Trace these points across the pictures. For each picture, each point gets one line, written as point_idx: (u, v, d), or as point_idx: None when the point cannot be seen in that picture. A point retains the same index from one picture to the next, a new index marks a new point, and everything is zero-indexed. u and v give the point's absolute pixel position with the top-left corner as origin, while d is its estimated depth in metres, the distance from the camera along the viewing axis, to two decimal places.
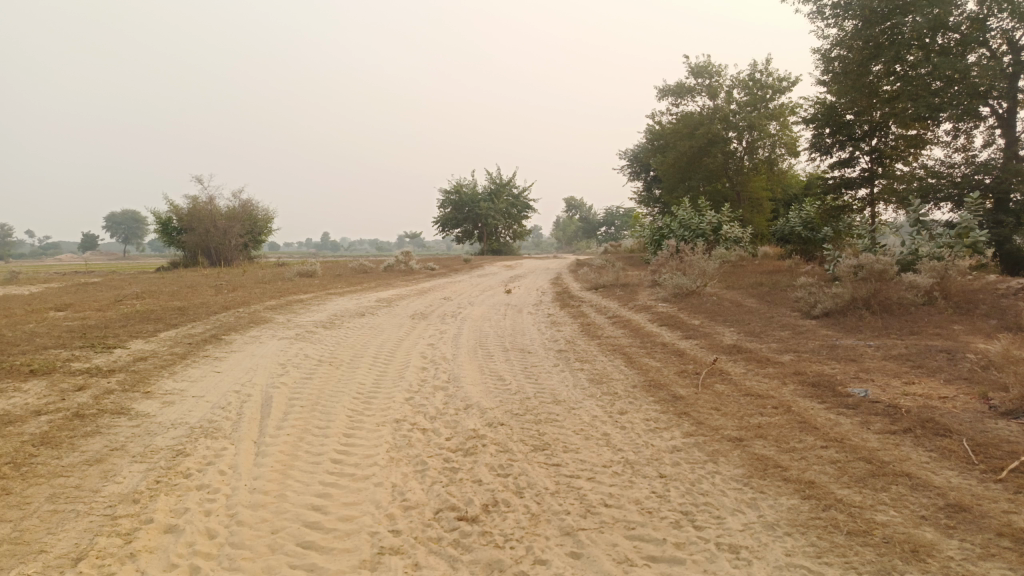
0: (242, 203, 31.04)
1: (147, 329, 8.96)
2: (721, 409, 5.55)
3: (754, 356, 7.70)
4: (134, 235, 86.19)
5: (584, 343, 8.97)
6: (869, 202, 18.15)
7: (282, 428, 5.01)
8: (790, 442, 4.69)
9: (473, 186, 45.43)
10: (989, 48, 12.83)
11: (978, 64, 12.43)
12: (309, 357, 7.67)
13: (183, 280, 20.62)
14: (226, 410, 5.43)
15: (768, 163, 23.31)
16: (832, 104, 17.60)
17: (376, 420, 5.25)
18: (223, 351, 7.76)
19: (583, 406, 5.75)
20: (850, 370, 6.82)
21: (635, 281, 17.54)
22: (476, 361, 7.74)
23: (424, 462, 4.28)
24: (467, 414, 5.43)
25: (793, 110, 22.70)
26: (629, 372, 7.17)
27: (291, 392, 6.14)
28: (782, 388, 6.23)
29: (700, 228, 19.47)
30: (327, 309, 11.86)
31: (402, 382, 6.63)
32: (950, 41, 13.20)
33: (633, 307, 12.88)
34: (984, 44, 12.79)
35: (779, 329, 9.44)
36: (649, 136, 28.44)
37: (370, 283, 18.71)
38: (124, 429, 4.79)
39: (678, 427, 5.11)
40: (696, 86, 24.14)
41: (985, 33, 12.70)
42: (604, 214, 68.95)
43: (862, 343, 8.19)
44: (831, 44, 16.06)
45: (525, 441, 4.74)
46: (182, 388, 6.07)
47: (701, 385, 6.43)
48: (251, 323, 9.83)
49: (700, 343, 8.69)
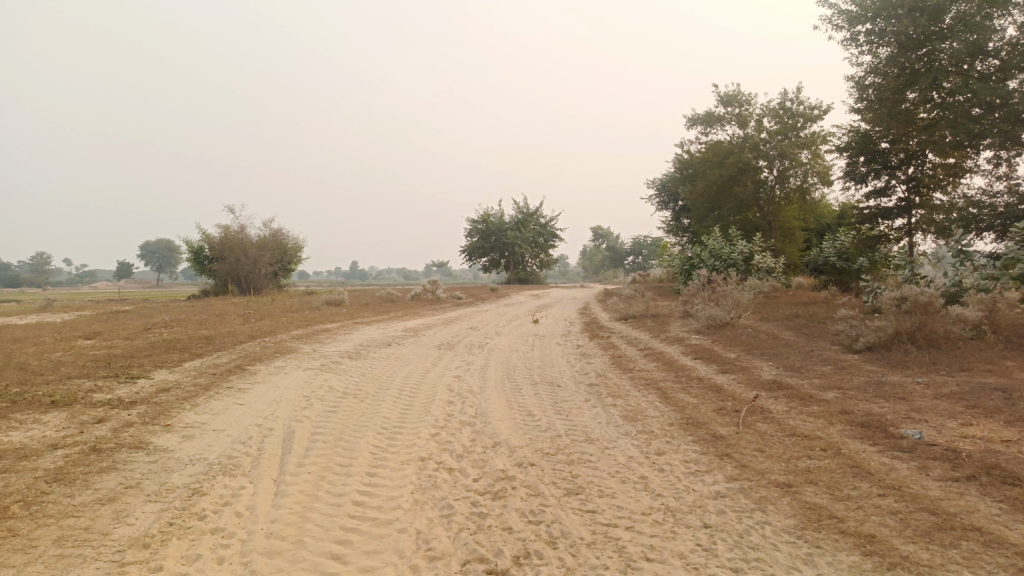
0: (272, 232, 31.36)
1: (172, 359, 8.87)
2: (765, 452, 5.23)
3: (795, 393, 7.35)
4: (168, 264, 87.79)
5: (616, 377, 8.68)
6: (906, 232, 17.69)
7: (304, 465, 4.80)
8: (843, 489, 4.36)
9: (500, 215, 45.51)
10: None
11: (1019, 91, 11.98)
12: (334, 389, 7.48)
13: (213, 309, 20.74)
14: (246, 446, 5.24)
15: (801, 192, 22.92)
16: (866, 132, 17.23)
17: (401, 458, 5.01)
18: (247, 382, 7.61)
19: (618, 445, 5.46)
20: (900, 409, 6.45)
21: (665, 312, 17.19)
22: (504, 394, 7.49)
23: (450, 506, 4.02)
24: (496, 453, 5.17)
25: (825, 139, 22.34)
26: (664, 408, 6.86)
27: (314, 425, 5.94)
28: (828, 428, 5.89)
29: (731, 258, 19.13)
30: (353, 339, 11.72)
31: (428, 416, 6.39)
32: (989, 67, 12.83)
33: (664, 339, 12.55)
34: None
35: (820, 364, 9.06)
36: (678, 165, 28.20)
37: (397, 311, 18.62)
38: (141, 465, 4.62)
39: (721, 471, 4.81)
40: (725, 115, 23.94)
41: None
42: (631, 243, 68.62)
43: (910, 380, 7.80)
44: (865, 72, 15.79)
45: (558, 484, 4.47)
46: (203, 421, 5.90)
47: (742, 424, 6.12)
48: (276, 353, 9.70)
49: (737, 378, 8.36)
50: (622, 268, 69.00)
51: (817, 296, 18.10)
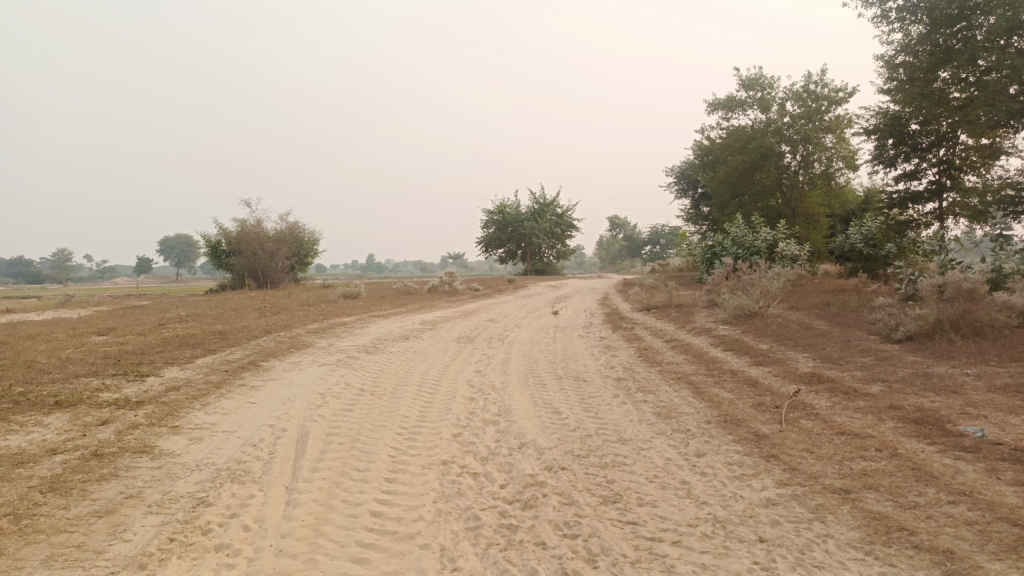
0: (289, 225, 31.21)
1: (184, 355, 8.60)
2: (815, 453, 4.83)
3: (837, 386, 6.92)
4: (186, 257, 88.40)
5: (644, 371, 8.31)
6: (937, 216, 17.05)
7: (318, 470, 4.47)
8: (907, 495, 3.97)
9: (516, 205, 45.08)
10: None
11: None
12: (350, 386, 7.14)
13: (229, 302, 20.60)
14: (257, 449, 4.91)
15: (825, 177, 22.27)
16: (895, 114, 16.60)
17: (422, 461, 4.66)
18: (260, 379, 7.31)
19: (653, 446, 5.08)
20: (954, 404, 6.01)
21: (689, 302, 16.73)
22: (528, 390, 7.13)
23: (476, 517, 3.67)
24: (524, 456, 4.81)
25: (851, 122, 21.68)
26: (699, 405, 6.46)
27: (330, 426, 5.61)
28: (879, 425, 5.48)
29: (754, 246, 18.58)
30: (370, 333, 11.40)
31: (449, 415, 6.04)
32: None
33: (691, 330, 12.11)
34: None
35: (859, 355, 8.61)
36: (698, 153, 27.58)
37: (414, 304, 18.30)
38: (144, 472, 4.32)
39: (768, 474, 4.44)
40: (747, 99, 23.32)
41: None
42: (649, 232, 67.98)
43: (959, 372, 7.35)
44: (895, 50, 15.19)
45: (592, 491, 4.10)
46: (213, 422, 5.60)
47: (785, 421, 5.71)
48: (291, 348, 9.40)
49: (773, 371, 7.93)
50: (639, 258, 68.39)
51: (846, 285, 17.51)
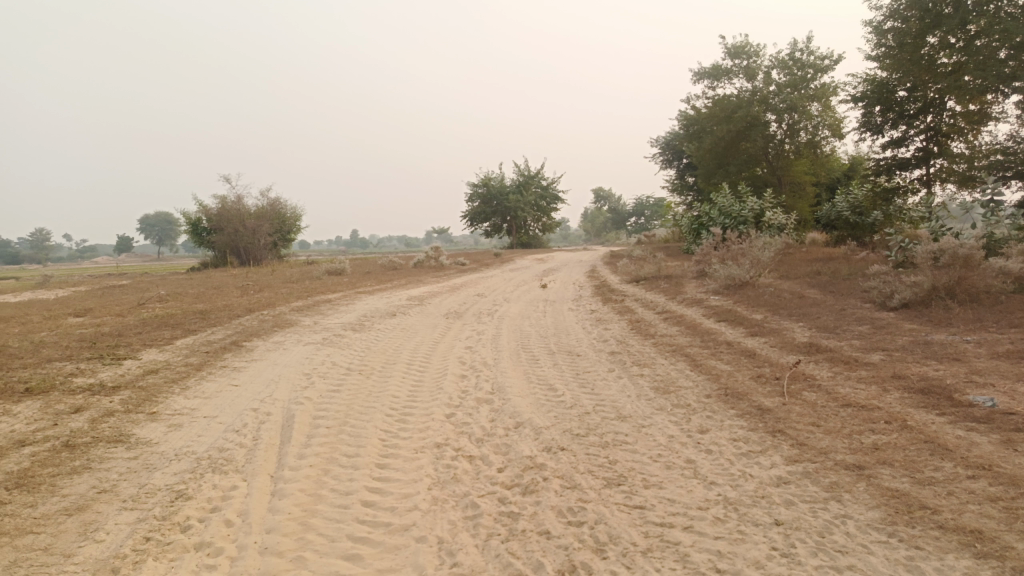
0: (270, 201, 30.63)
1: (163, 336, 8.28)
2: (822, 427, 4.66)
3: (837, 356, 6.76)
4: (167, 236, 87.12)
5: (638, 344, 8.12)
6: (925, 182, 16.86)
7: (305, 457, 4.24)
8: (923, 470, 3.80)
9: (501, 178, 44.58)
10: None
11: None
12: (337, 365, 6.89)
13: (211, 281, 20.17)
14: (240, 435, 4.67)
15: (811, 146, 22.04)
16: (882, 80, 16.33)
17: (415, 445, 4.44)
18: (242, 361, 7.03)
19: (654, 423, 4.88)
20: (959, 372, 5.86)
21: (678, 273, 16.54)
22: (520, 366, 6.91)
23: (474, 505, 3.46)
24: (521, 436, 4.60)
25: (837, 90, 21.44)
26: (697, 378, 6.28)
27: (316, 408, 5.36)
28: (884, 396, 5.32)
29: (742, 215, 18.37)
30: (355, 309, 11.13)
31: (441, 394, 5.80)
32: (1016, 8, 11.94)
33: (682, 301, 11.94)
34: None
35: (856, 324, 8.46)
36: (683, 122, 27.24)
37: (399, 279, 17.99)
38: (118, 463, 4.06)
39: (777, 450, 4.26)
40: (733, 68, 22.97)
41: None
42: (634, 204, 67.80)
43: (959, 339, 7.21)
44: (883, 15, 14.94)
45: (595, 473, 3.89)
46: (193, 407, 5.33)
47: (787, 394, 5.54)
48: (274, 326, 9.11)
49: (770, 342, 7.76)
50: (625, 230, 68.29)
51: (834, 253, 17.39)
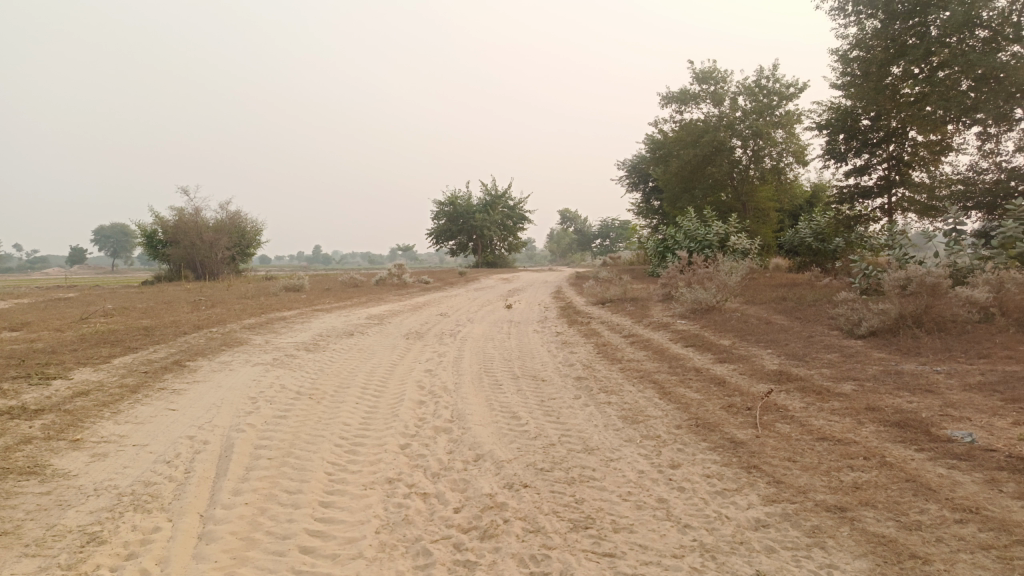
0: (230, 214, 29.87)
1: (100, 354, 7.73)
2: (799, 463, 4.41)
3: (808, 386, 6.57)
4: (123, 248, 84.81)
5: (604, 369, 7.85)
6: (886, 211, 16.99)
7: (240, 494, 3.84)
8: (909, 513, 3.56)
9: (467, 197, 44.36)
10: None
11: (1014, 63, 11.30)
12: (286, 389, 6.47)
13: (163, 295, 19.42)
14: (170, 467, 4.24)
15: (775, 173, 22.24)
16: (846, 109, 16.51)
17: (364, 480, 4.07)
18: (184, 382, 6.56)
19: (623, 457, 4.58)
20: (933, 405, 5.69)
21: (644, 296, 16.39)
22: (482, 392, 6.57)
23: (427, 553, 3.12)
24: (480, 471, 4.25)
25: (801, 118, 21.74)
26: (667, 407, 6.02)
27: (259, 436, 4.95)
28: (860, 429, 5.11)
29: (707, 238, 18.33)
30: (311, 328, 10.68)
31: (396, 422, 5.43)
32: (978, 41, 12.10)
33: (649, 325, 11.74)
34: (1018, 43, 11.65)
35: (824, 352, 8.31)
36: (650, 146, 27.35)
37: (360, 297, 17.53)
38: (26, 500, 3.61)
39: (753, 489, 3.99)
40: (701, 93, 23.13)
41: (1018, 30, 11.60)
42: (599, 226, 68.16)
43: (928, 369, 7.10)
44: (849, 45, 15.11)
45: (559, 513, 3.57)
46: (123, 434, 4.88)
47: (760, 425, 5.30)
48: (223, 345, 8.63)
49: (739, 369, 7.56)
50: (589, 252, 68.55)
51: (798, 278, 17.41)
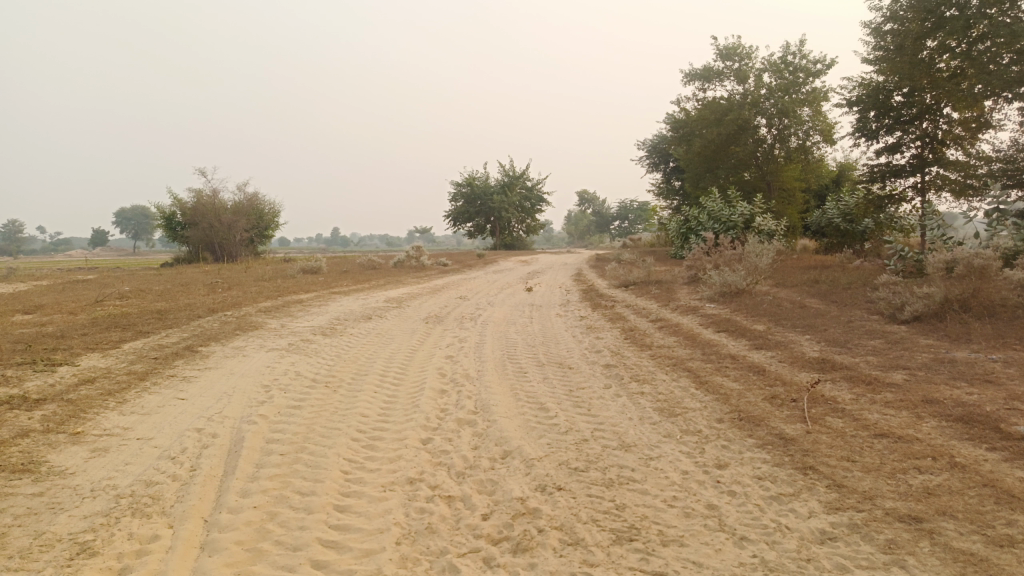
0: (248, 196, 29.70)
1: (110, 339, 7.46)
2: (858, 464, 4.01)
3: (856, 375, 6.13)
4: (144, 230, 85.25)
5: (634, 355, 7.47)
6: (918, 191, 16.23)
7: (249, 497, 3.52)
8: (996, 524, 3.15)
9: (485, 178, 43.83)
10: None
11: None
12: (301, 376, 6.14)
13: (180, 278, 19.29)
14: (174, 464, 3.93)
15: (802, 152, 21.53)
16: (878, 84, 15.81)
17: (383, 480, 3.73)
18: (194, 369, 6.26)
19: (664, 454, 4.21)
20: (995, 397, 5.23)
21: (669, 278, 15.90)
22: (507, 381, 6.20)
23: (453, 570, 2.77)
24: (509, 470, 3.90)
25: (828, 95, 21.01)
26: (705, 398, 5.63)
27: (271, 429, 4.63)
28: (920, 425, 4.68)
29: (731, 220, 17.77)
30: (328, 311, 10.38)
31: (416, 414, 5.07)
32: None
33: (676, 308, 11.31)
34: None
35: (867, 338, 7.85)
36: (671, 125, 26.65)
37: (377, 280, 17.21)
38: (16, 502, 3.31)
39: (811, 493, 3.61)
40: (725, 70, 22.42)
41: None
42: (618, 208, 67.43)
43: (982, 357, 6.62)
44: (884, 17, 14.41)
45: (599, 522, 3.20)
46: (127, 426, 4.58)
47: (810, 420, 4.89)
48: (237, 330, 8.33)
49: (778, 357, 7.13)
50: (608, 234, 67.90)
51: (828, 261, 16.78)
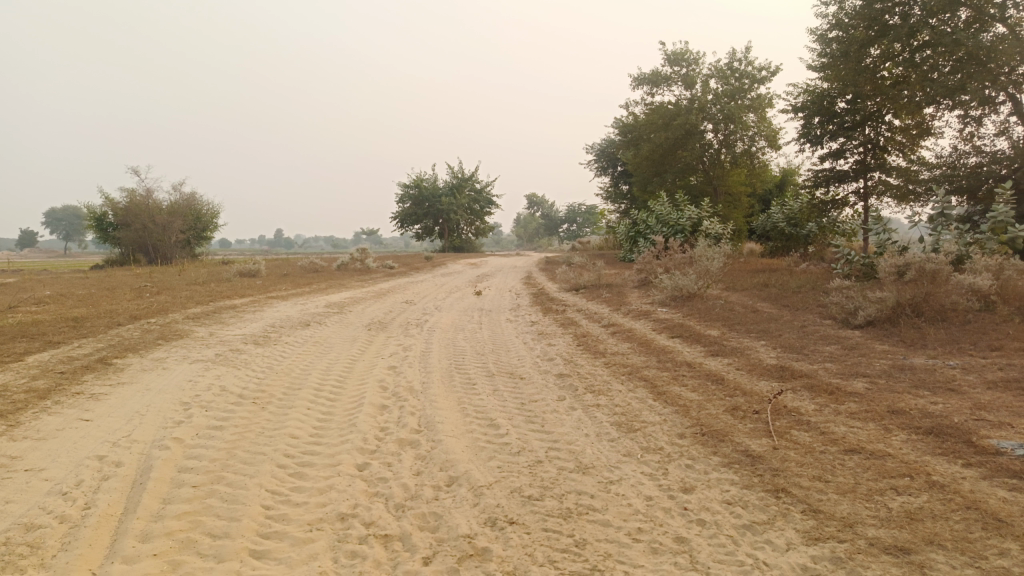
0: (185, 196, 28.52)
1: (13, 351, 6.73)
2: (833, 485, 3.72)
3: (818, 384, 5.91)
4: (75, 230, 81.56)
5: (587, 363, 7.13)
6: (861, 196, 16.36)
7: (150, 543, 3.00)
8: (989, 555, 2.87)
9: (433, 180, 43.13)
10: (1007, 26, 11.01)
11: (998, 42, 10.70)
12: (226, 392, 5.56)
13: (107, 281, 18.20)
14: (65, 502, 3.37)
15: (747, 156, 21.64)
16: (822, 90, 15.87)
17: (312, 517, 3.27)
18: (105, 385, 5.63)
19: (625, 477, 3.84)
20: (962, 407, 5.04)
21: (619, 282, 15.67)
22: (454, 394, 5.76)
23: None
24: (455, 501, 3.47)
25: (772, 101, 21.17)
26: (665, 410, 5.30)
27: (186, 455, 4.09)
28: (889, 439, 4.44)
29: (679, 223, 17.67)
30: (264, 318, 9.74)
31: (352, 435, 4.59)
32: (961, 20, 11.42)
33: (628, 313, 11.06)
34: (1001, 20, 11.00)
35: (823, 344, 7.68)
36: (619, 128, 26.59)
37: (319, 283, 16.53)
38: None
39: (788, 521, 3.29)
40: (672, 74, 22.42)
41: (1002, 7, 10.93)
42: (566, 211, 67.55)
43: (939, 363, 6.49)
44: (828, 25, 14.43)
45: (557, 565, 2.81)
46: (15, 455, 3.98)
47: (776, 434, 4.61)
48: (159, 339, 7.67)
49: (735, 364, 6.88)
50: (557, 237, 68.07)
51: (776, 265, 16.76)
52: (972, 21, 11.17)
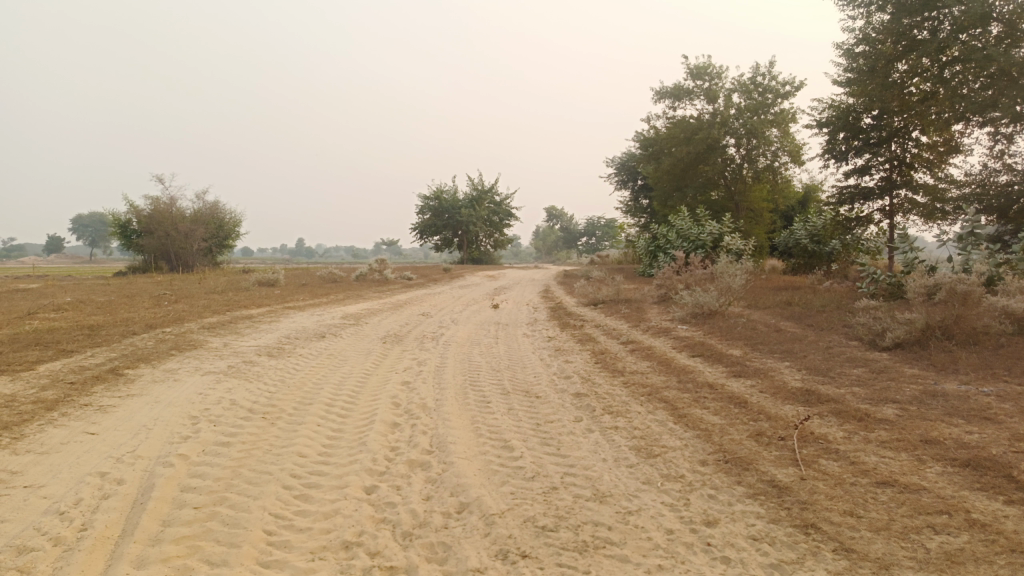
0: (207, 204, 28.76)
1: (25, 359, 6.68)
2: (866, 521, 3.51)
3: (845, 409, 5.68)
4: (100, 236, 82.71)
5: (606, 382, 6.94)
6: (886, 214, 15.99)
7: (144, 569, 2.87)
8: None
9: (453, 191, 43.17)
10: None
11: None
12: (236, 406, 5.44)
13: (128, 288, 18.30)
14: (62, 523, 3.26)
15: (769, 172, 21.34)
16: (848, 106, 15.57)
17: (315, 544, 3.12)
18: (114, 397, 5.54)
19: (645, 508, 3.66)
20: (999, 438, 4.79)
21: (639, 297, 15.45)
22: (468, 413, 5.59)
23: None
24: (465, 530, 3.31)
25: (796, 116, 20.87)
26: (686, 434, 5.10)
27: (190, 473, 3.97)
28: (924, 472, 4.21)
29: (699, 239, 17.41)
30: (279, 329, 9.65)
31: (362, 455, 4.43)
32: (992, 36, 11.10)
33: (647, 330, 10.85)
34: None
35: (850, 367, 7.42)
36: (640, 142, 26.42)
37: (338, 294, 16.49)
38: None
39: (818, 561, 3.09)
40: (694, 88, 22.23)
41: None
42: (585, 224, 67.37)
43: (973, 390, 6.23)
44: (855, 40, 14.17)
45: None
46: (16, 471, 3.88)
47: (803, 464, 4.39)
48: (172, 349, 7.58)
49: (758, 386, 6.66)
50: (576, 250, 67.86)
51: (799, 282, 16.40)
52: (1002, 37, 10.85)
